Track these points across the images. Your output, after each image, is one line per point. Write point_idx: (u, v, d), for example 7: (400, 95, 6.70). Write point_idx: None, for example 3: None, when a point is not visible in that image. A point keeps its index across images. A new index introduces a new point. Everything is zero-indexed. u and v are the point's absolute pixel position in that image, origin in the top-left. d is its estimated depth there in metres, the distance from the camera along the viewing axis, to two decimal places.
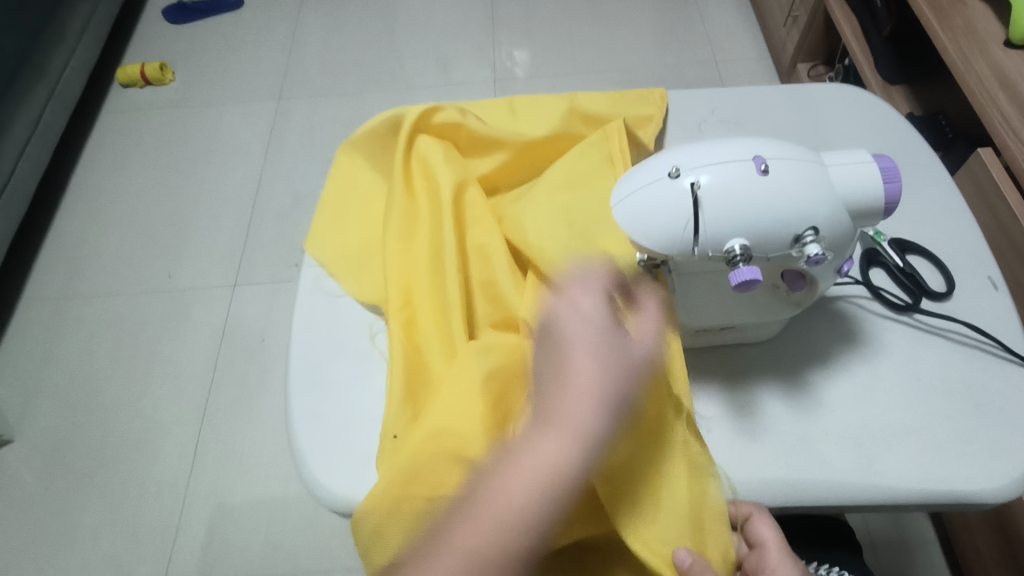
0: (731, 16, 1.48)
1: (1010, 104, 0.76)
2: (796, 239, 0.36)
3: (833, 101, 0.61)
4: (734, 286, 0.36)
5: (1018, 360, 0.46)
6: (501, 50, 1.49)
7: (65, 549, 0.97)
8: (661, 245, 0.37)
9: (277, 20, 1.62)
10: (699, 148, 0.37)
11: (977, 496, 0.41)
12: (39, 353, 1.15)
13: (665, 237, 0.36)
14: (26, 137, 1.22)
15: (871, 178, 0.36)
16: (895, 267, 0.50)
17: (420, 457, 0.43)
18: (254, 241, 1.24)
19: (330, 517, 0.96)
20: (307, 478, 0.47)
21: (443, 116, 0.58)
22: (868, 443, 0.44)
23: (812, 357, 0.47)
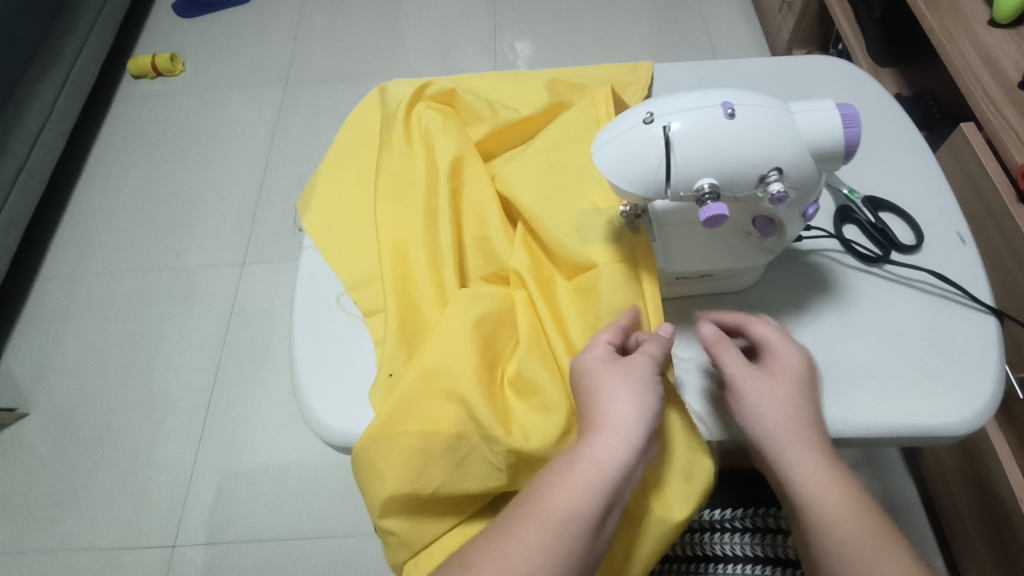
0: (728, 4, 1.51)
1: (991, 79, 0.78)
2: (762, 178, 0.39)
3: (814, 71, 0.63)
4: (703, 221, 0.39)
5: (981, 308, 0.48)
6: (502, 39, 1.52)
7: (77, 515, 1.01)
8: (636, 186, 0.39)
9: (283, 10, 1.66)
10: (673, 96, 0.40)
11: (939, 428, 0.44)
12: (52, 330, 1.18)
13: (640, 178, 0.39)
14: (41, 122, 1.26)
15: (832, 122, 0.39)
16: (867, 223, 0.53)
17: (415, 394, 0.46)
18: (261, 222, 1.27)
19: (332, 485, 0.99)
20: (309, 416, 0.50)
21: (438, 90, 0.61)
22: (837, 382, 0.46)
23: (785, 304, 0.50)
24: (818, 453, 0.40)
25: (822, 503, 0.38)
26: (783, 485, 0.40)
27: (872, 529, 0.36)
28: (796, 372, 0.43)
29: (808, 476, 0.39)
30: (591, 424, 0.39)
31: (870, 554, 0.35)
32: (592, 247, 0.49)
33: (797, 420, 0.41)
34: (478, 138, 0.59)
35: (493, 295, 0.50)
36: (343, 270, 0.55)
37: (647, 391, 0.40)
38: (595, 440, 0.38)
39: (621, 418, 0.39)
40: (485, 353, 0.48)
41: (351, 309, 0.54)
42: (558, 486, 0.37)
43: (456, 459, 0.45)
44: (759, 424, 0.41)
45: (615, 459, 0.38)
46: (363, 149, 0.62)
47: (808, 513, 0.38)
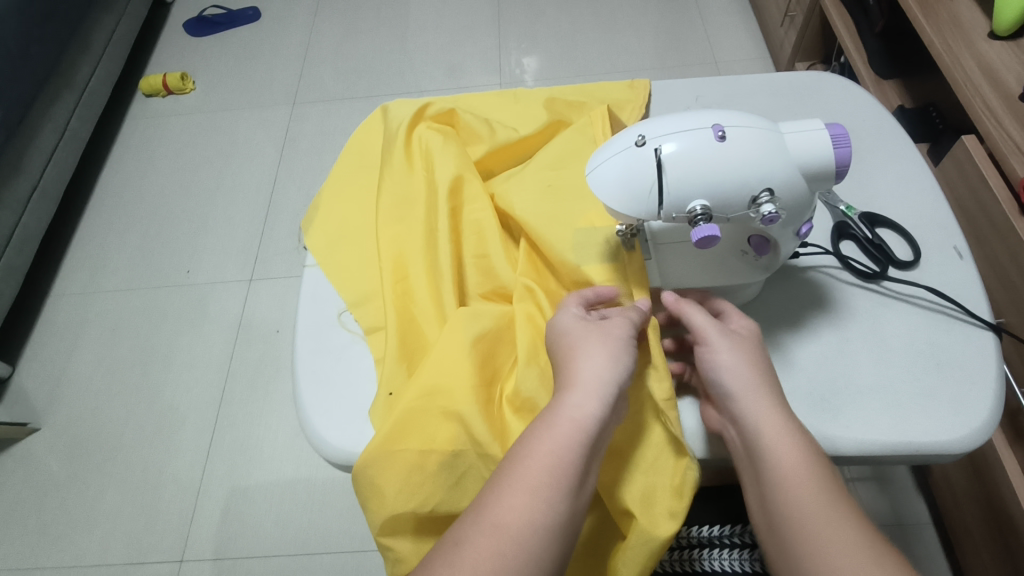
0: (731, 18, 1.52)
1: (992, 92, 0.78)
2: (753, 200, 0.39)
3: (813, 87, 0.63)
4: (695, 242, 0.39)
5: (980, 324, 0.48)
6: (508, 55, 1.54)
7: (87, 531, 1.02)
8: (631, 209, 0.40)
9: (292, 29, 1.69)
10: (664, 119, 0.40)
11: (939, 445, 0.44)
12: (64, 347, 1.20)
13: (632, 200, 0.40)
14: (54, 142, 1.29)
15: (821, 143, 0.39)
16: (864, 239, 0.53)
17: (414, 411, 0.47)
18: (269, 239, 1.29)
19: (338, 501, 1.00)
20: (312, 436, 0.50)
21: (438, 110, 0.62)
22: (834, 400, 0.46)
23: (783, 321, 0.50)
24: (786, 419, 0.40)
25: (786, 467, 0.38)
26: (748, 445, 0.41)
27: (830, 495, 0.37)
28: (756, 344, 0.44)
29: (773, 440, 0.39)
30: (565, 385, 0.41)
31: (825, 524, 0.36)
32: (588, 266, 0.49)
33: (766, 386, 0.41)
34: (477, 158, 0.60)
35: (491, 313, 0.51)
36: (345, 288, 0.56)
37: (618, 349, 0.42)
38: (568, 398, 0.40)
39: (595, 376, 0.40)
40: (483, 371, 0.48)
41: (352, 326, 0.55)
42: (543, 437, 0.38)
43: (454, 475, 0.45)
44: (729, 386, 0.42)
45: (589, 416, 0.39)
46: (364, 167, 0.64)
47: (771, 477, 0.39)
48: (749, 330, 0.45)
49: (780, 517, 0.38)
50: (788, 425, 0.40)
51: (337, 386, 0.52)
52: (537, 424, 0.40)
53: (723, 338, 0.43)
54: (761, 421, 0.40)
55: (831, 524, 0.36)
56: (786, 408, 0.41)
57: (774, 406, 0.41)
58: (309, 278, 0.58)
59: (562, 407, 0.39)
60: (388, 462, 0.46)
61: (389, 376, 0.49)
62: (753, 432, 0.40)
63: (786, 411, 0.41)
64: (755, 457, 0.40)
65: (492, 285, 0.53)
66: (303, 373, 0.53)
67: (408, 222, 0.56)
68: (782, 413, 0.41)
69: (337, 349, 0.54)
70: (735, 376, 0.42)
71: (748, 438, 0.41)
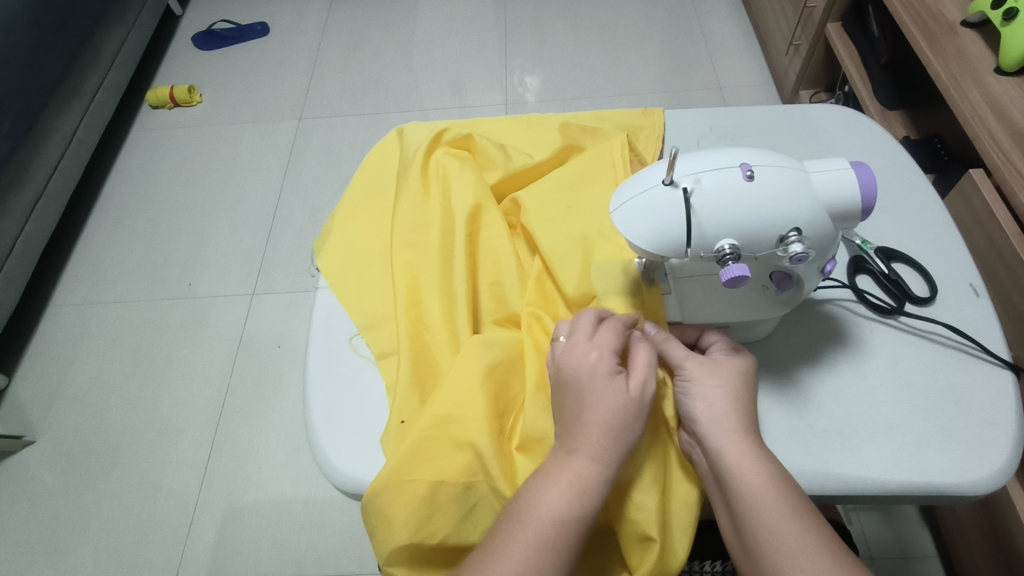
0: (736, 44, 1.54)
1: (999, 126, 0.78)
2: (782, 239, 0.39)
3: (827, 120, 0.64)
4: (725, 282, 0.39)
5: (998, 362, 0.48)
6: (513, 74, 1.55)
7: (78, 547, 1.00)
8: (659, 247, 0.40)
9: (300, 45, 1.70)
10: (690, 157, 0.40)
11: (959, 486, 0.43)
12: (62, 358, 1.19)
13: (660, 238, 0.40)
14: (60, 153, 1.29)
15: (847, 182, 0.39)
16: (881, 274, 0.53)
17: (425, 443, 0.46)
18: (272, 254, 1.29)
19: (335, 521, 0.98)
20: (324, 464, 0.49)
21: (455, 135, 0.62)
22: (852, 437, 0.46)
23: (800, 356, 0.50)
24: (753, 446, 0.40)
25: (756, 497, 0.38)
26: (718, 476, 0.40)
27: (802, 521, 0.37)
28: (737, 377, 0.43)
29: (741, 468, 0.39)
30: (573, 446, 0.40)
31: (797, 548, 0.36)
32: (610, 302, 0.50)
33: (737, 415, 0.41)
34: (492, 183, 0.60)
35: (504, 342, 0.50)
36: (357, 312, 0.55)
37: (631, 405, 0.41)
38: (574, 457, 0.40)
39: (602, 441, 0.40)
40: (496, 402, 0.48)
41: (365, 351, 0.54)
42: (546, 500, 0.38)
43: (465, 508, 0.45)
44: (700, 416, 0.41)
45: (594, 478, 0.39)
46: (379, 190, 0.64)
47: (740, 506, 0.38)
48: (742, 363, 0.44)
49: (755, 543, 0.37)
50: (756, 454, 0.39)
51: (348, 412, 0.51)
52: (539, 482, 0.39)
53: (702, 367, 0.43)
54: (730, 449, 0.39)
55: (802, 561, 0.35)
56: (753, 435, 0.40)
57: (743, 434, 0.40)
58: (322, 300, 0.58)
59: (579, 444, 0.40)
60: (396, 493, 0.45)
61: (400, 406, 0.49)
62: (720, 461, 0.40)
63: (756, 440, 0.40)
64: (725, 488, 0.39)
65: (506, 313, 0.53)
66: (314, 398, 0.52)
67: (423, 248, 0.56)
68: (749, 439, 0.40)
69: (347, 374, 0.53)
70: (708, 406, 0.41)
71: (718, 467, 0.40)
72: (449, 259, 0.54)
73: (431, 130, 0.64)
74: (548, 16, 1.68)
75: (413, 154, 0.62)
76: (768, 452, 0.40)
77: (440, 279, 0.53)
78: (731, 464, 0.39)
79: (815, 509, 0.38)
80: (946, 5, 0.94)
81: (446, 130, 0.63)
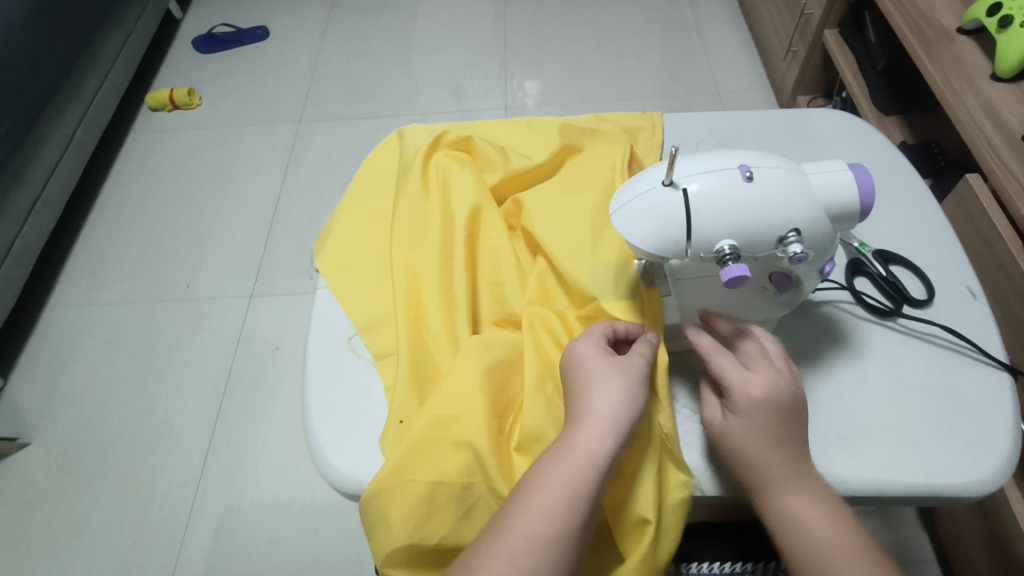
0: (733, 50, 1.55)
1: (996, 132, 0.79)
2: (781, 239, 0.39)
3: (825, 124, 0.64)
4: (725, 282, 0.39)
5: (996, 364, 0.48)
6: (512, 79, 1.55)
7: (73, 549, 0.99)
8: (659, 247, 0.40)
9: (300, 49, 1.71)
10: (690, 158, 0.41)
11: (959, 488, 0.43)
12: (59, 360, 1.18)
13: (660, 238, 0.40)
14: (59, 154, 1.29)
15: (845, 184, 0.40)
16: (879, 276, 0.53)
17: (424, 442, 0.46)
18: (271, 256, 1.29)
19: (332, 524, 0.98)
20: (321, 463, 0.49)
21: (455, 137, 0.62)
22: (852, 438, 0.46)
23: (797, 358, 0.50)
24: (814, 489, 0.40)
25: (811, 556, 0.38)
26: (782, 517, 0.39)
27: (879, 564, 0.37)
28: (791, 407, 0.41)
29: (808, 516, 0.39)
30: (578, 418, 0.41)
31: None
32: (610, 301, 0.50)
33: (768, 472, 0.40)
34: (492, 185, 0.60)
35: (503, 342, 0.50)
36: (356, 312, 0.55)
37: (630, 384, 0.43)
38: (580, 431, 0.40)
39: (607, 413, 0.41)
40: (495, 403, 0.48)
41: (363, 351, 0.54)
42: (552, 473, 0.39)
43: (463, 508, 0.44)
44: (752, 455, 0.41)
45: (602, 450, 0.39)
46: (379, 192, 0.64)
47: (809, 552, 0.38)
48: (770, 382, 0.41)
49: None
50: (817, 497, 0.39)
51: (346, 413, 0.51)
52: (548, 457, 0.40)
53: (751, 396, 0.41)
54: (796, 493, 0.39)
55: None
56: (809, 473, 0.40)
57: (801, 475, 0.40)
58: (321, 300, 0.58)
59: (589, 409, 0.41)
60: (394, 494, 0.45)
61: (399, 407, 0.49)
62: (782, 502, 0.39)
63: (816, 483, 0.40)
64: (782, 531, 0.39)
65: (505, 313, 0.53)
66: (312, 399, 0.52)
67: (423, 249, 0.56)
68: (807, 481, 0.40)
69: (345, 374, 0.53)
70: (760, 443, 0.41)
71: (782, 511, 0.39)
72: (448, 260, 0.54)
73: (431, 132, 0.64)
74: (547, 21, 1.69)
75: (412, 156, 0.62)
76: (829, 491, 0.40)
77: (440, 279, 0.53)
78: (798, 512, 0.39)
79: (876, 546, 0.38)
80: (942, 12, 0.94)
81: (445, 131, 0.63)
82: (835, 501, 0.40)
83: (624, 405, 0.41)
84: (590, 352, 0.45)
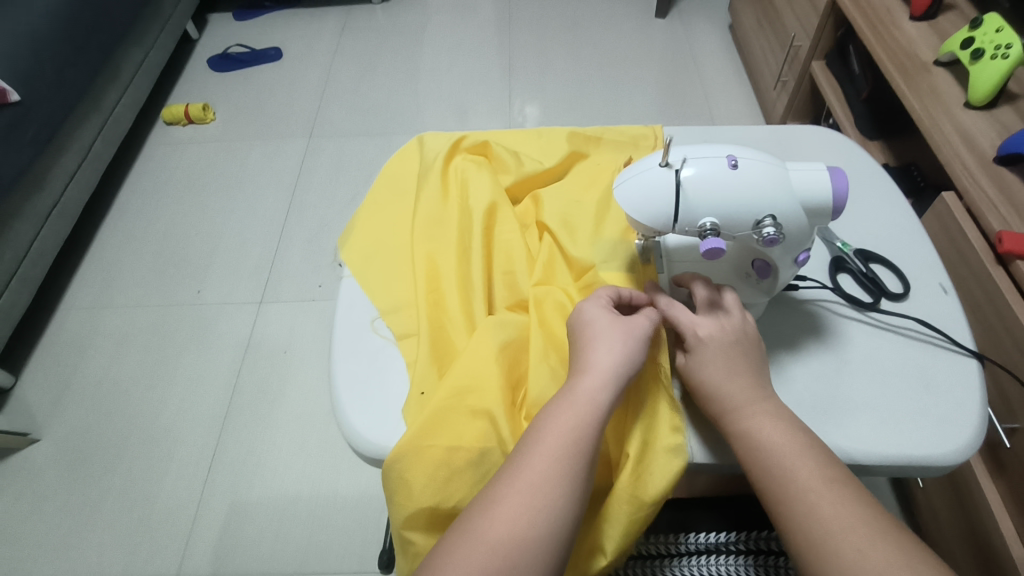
0: (727, 80, 1.63)
1: (969, 154, 0.85)
2: (757, 223, 0.44)
3: (809, 139, 0.70)
4: (703, 253, 0.44)
5: (964, 352, 0.53)
6: (515, 103, 1.63)
7: (78, 544, 1.00)
8: (649, 218, 0.45)
9: (312, 69, 1.78)
10: (686, 147, 0.46)
11: (931, 458, 0.48)
12: (70, 360, 1.21)
13: (650, 212, 0.45)
14: (78, 162, 1.34)
15: (822, 182, 0.45)
16: (859, 272, 0.58)
17: (445, 410, 0.50)
18: (280, 264, 1.33)
19: (337, 522, 1.00)
20: (345, 428, 0.53)
21: (473, 143, 0.68)
22: (836, 414, 0.50)
23: (784, 343, 0.55)
24: (774, 410, 0.44)
25: (764, 466, 0.42)
26: (746, 440, 0.43)
27: (834, 473, 0.40)
28: (747, 342, 0.48)
29: (766, 431, 0.43)
30: (579, 370, 0.46)
31: (831, 490, 0.39)
32: (609, 274, 0.56)
33: (727, 397, 0.45)
34: (506, 186, 0.65)
35: (516, 323, 0.55)
36: (379, 297, 0.60)
37: (630, 342, 0.47)
38: (582, 381, 0.45)
39: (605, 364, 0.45)
40: (510, 376, 0.52)
41: (385, 333, 0.58)
42: (558, 418, 0.43)
43: (480, 472, 0.48)
44: (716, 386, 0.46)
45: (602, 399, 0.44)
46: (401, 192, 0.69)
47: (770, 464, 0.41)
48: (715, 325, 0.48)
49: (792, 494, 0.40)
50: (775, 416, 0.44)
51: (370, 387, 0.55)
52: (553, 406, 0.44)
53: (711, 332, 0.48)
54: (753, 412, 0.44)
55: (820, 506, 0.39)
56: (765, 397, 0.45)
57: (760, 398, 0.45)
58: (347, 287, 0.62)
59: (592, 362, 0.46)
60: (416, 456, 0.49)
61: (421, 380, 0.53)
62: (741, 420, 0.44)
63: (781, 409, 0.44)
64: (746, 451, 0.43)
65: (518, 299, 0.57)
66: (338, 374, 0.56)
67: (443, 240, 0.61)
68: (768, 406, 0.44)
69: (369, 353, 0.57)
70: (716, 370, 0.46)
71: (744, 432, 0.43)
72: (467, 250, 0.59)
73: (450, 138, 0.69)
74: (550, 49, 1.77)
75: (433, 159, 0.67)
76: (789, 414, 0.44)
77: (460, 267, 0.58)
78: (758, 430, 0.43)
79: (831, 456, 0.42)
80: (920, 46, 1.02)
81: (463, 137, 0.69)
82: (790, 418, 0.44)
83: (624, 360, 0.46)
84: (596, 310, 0.48)
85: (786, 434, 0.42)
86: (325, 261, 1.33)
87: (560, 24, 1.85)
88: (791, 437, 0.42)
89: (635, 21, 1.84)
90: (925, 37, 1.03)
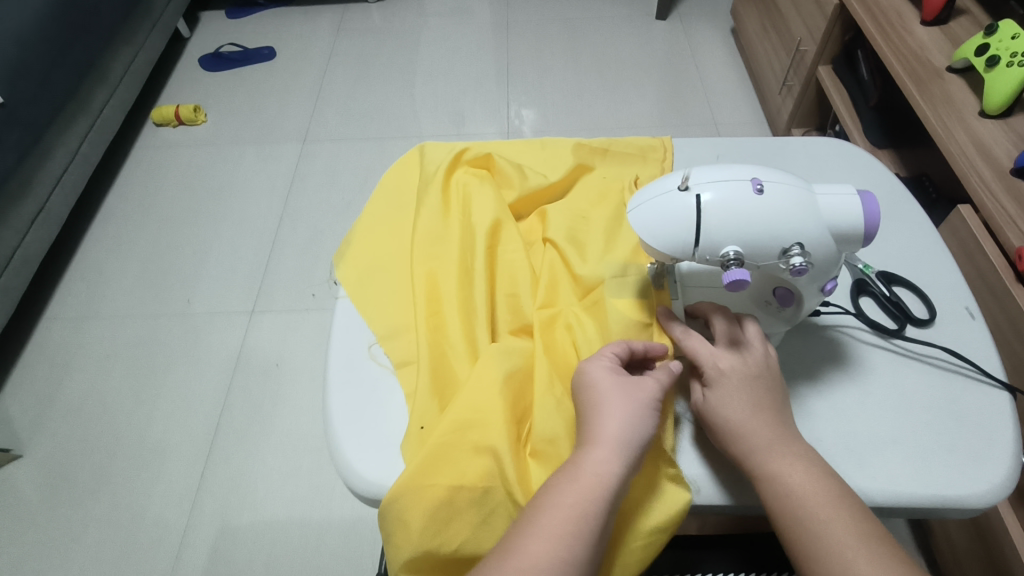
0: (729, 84, 1.60)
1: (986, 166, 0.82)
2: (784, 251, 0.41)
3: (824, 151, 0.67)
4: (726, 285, 0.41)
5: (996, 384, 0.50)
6: (511, 106, 1.59)
7: (60, 567, 0.97)
8: (665, 244, 0.42)
9: (306, 70, 1.74)
10: (707, 168, 0.43)
11: (965, 501, 0.45)
12: (55, 373, 1.17)
13: (668, 238, 0.42)
14: (64, 166, 1.30)
15: (852, 206, 0.42)
16: (882, 296, 0.55)
17: (446, 446, 0.47)
18: (272, 272, 1.30)
19: (331, 543, 0.97)
20: (339, 462, 0.50)
21: (475, 155, 0.65)
22: (861, 453, 0.47)
23: (805, 373, 0.52)
24: (801, 452, 0.41)
25: (792, 514, 0.39)
26: (772, 484, 0.40)
27: (868, 527, 0.38)
28: (773, 383, 0.45)
29: (791, 476, 0.40)
30: (588, 439, 0.43)
31: (865, 545, 0.37)
32: (617, 296, 0.53)
33: (750, 435, 0.42)
34: (510, 202, 0.62)
35: (520, 350, 0.52)
36: (376, 322, 0.57)
37: (641, 410, 0.44)
38: (591, 452, 0.42)
39: (614, 432, 0.42)
40: (515, 408, 0.49)
41: (383, 360, 0.55)
42: (562, 495, 0.40)
43: (483, 513, 0.45)
44: (739, 425, 0.42)
45: (613, 474, 0.41)
46: (399, 206, 0.65)
47: (796, 514, 0.39)
48: (739, 359, 0.45)
49: (825, 548, 0.37)
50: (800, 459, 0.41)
51: (368, 418, 0.52)
52: (558, 479, 0.41)
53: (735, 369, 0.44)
54: (780, 456, 0.41)
55: (857, 565, 0.36)
56: (789, 437, 0.42)
57: (783, 440, 0.42)
58: (342, 307, 0.59)
59: (601, 432, 0.42)
60: (415, 495, 0.45)
61: (420, 412, 0.49)
62: (764, 462, 0.41)
63: (813, 455, 0.41)
64: (770, 495, 0.40)
65: (522, 322, 0.54)
66: (332, 403, 0.53)
67: (443, 260, 0.58)
68: (798, 449, 0.41)
69: (365, 380, 0.54)
70: (737, 409, 0.43)
71: (768, 475, 0.40)
72: (470, 270, 0.56)
73: (451, 149, 0.66)
74: (548, 50, 1.74)
75: (433, 172, 0.64)
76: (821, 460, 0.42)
77: (461, 288, 0.55)
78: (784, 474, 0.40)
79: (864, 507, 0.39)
80: (932, 52, 0.99)
81: (464, 149, 0.65)
82: (817, 460, 0.41)
83: (634, 427, 0.43)
84: (604, 375, 0.45)
85: (810, 478, 0.40)
86: (318, 269, 1.29)
87: (560, 25, 1.82)
88: (818, 483, 0.40)
89: (636, 23, 1.81)
90: (937, 42, 1.00)
